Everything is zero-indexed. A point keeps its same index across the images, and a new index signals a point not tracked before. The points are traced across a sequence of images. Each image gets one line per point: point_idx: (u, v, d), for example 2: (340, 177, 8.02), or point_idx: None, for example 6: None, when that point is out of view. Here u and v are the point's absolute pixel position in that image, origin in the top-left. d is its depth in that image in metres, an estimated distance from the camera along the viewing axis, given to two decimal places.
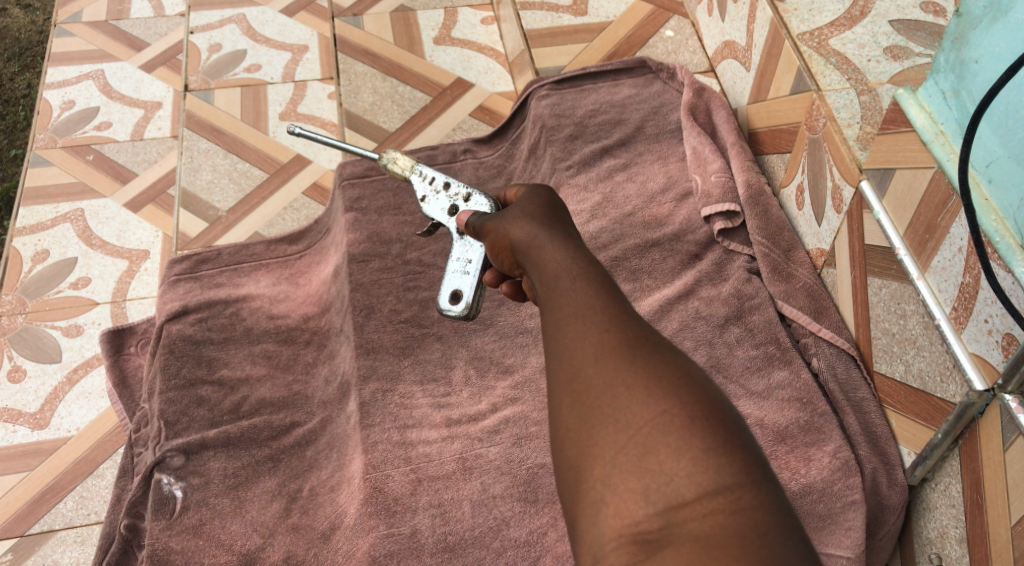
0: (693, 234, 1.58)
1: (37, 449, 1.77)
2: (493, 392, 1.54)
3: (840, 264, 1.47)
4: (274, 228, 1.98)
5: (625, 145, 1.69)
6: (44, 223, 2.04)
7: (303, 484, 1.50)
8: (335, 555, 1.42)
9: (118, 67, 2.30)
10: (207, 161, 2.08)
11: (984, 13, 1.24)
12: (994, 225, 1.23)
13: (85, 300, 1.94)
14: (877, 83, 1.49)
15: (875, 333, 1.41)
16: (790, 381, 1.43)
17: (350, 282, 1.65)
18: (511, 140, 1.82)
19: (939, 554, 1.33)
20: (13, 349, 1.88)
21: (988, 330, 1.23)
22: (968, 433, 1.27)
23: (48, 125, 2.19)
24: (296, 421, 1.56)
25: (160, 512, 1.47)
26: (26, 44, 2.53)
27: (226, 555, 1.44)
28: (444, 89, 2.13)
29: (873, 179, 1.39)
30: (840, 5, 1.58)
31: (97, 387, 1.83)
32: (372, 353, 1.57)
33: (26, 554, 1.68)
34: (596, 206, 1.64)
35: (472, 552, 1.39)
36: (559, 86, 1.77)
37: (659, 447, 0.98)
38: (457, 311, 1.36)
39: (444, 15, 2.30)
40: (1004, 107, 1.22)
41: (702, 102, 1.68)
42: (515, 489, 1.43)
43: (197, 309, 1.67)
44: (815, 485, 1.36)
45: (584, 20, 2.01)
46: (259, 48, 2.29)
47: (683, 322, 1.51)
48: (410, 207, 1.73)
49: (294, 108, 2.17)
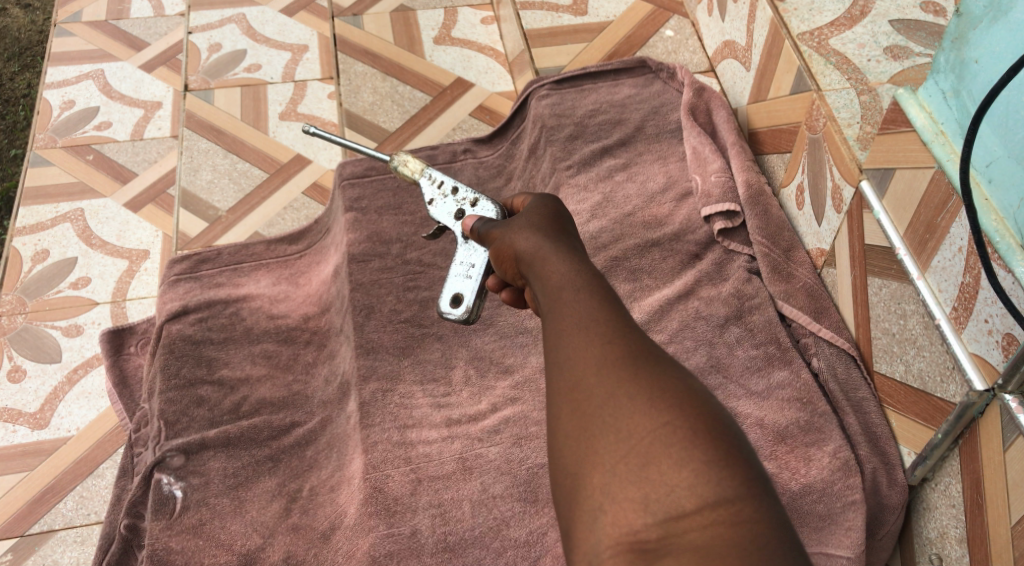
0: (693, 234, 1.58)
1: (37, 449, 1.77)
2: (493, 392, 1.54)
3: (840, 264, 1.47)
4: (274, 228, 1.98)
5: (624, 145, 1.69)
6: (44, 223, 2.04)
7: (303, 484, 1.50)
8: (335, 555, 1.42)
9: (118, 67, 2.30)
10: (207, 161, 2.08)
11: (984, 12, 1.24)
12: (995, 225, 1.23)
13: (85, 299, 1.93)
14: (877, 83, 1.50)
15: (875, 333, 1.41)
16: (790, 381, 1.43)
17: (350, 282, 1.64)
18: (511, 140, 1.81)
19: (940, 554, 1.33)
20: (13, 349, 1.88)
21: (989, 331, 1.23)
22: (968, 433, 1.28)
23: (48, 125, 2.19)
24: (296, 421, 1.56)
25: (160, 512, 1.47)
26: (26, 44, 2.53)
27: (226, 555, 1.43)
28: (444, 89, 2.13)
29: (873, 179, 1.39)
30: (840, 5, 1.59)
31: (97, 387, 1.83)
32: (372, 353, 1.57)
33: (26, 554, 1.68)
34: (596, 206, 1.64)
35: (473, 552, 1.39)
36: (559, 86, 1.78)
37: (660, 458, 0.98)
38: (456, 315, 1.36)
39: (444, 15, 2.30)
40: (1005, 107, 1.22)
41: (702, 102, 1.68)
42: (515, 489, 1.43)
43: (197, 310, 1.67)
44: (815, 485, 1.35)
45: (584, 20, 2.01)
46: (259, 48, 2.29)
47: (683, 321, 1.50)
48: (410, 207, 1.73)
49: (294, 108, 2.17)
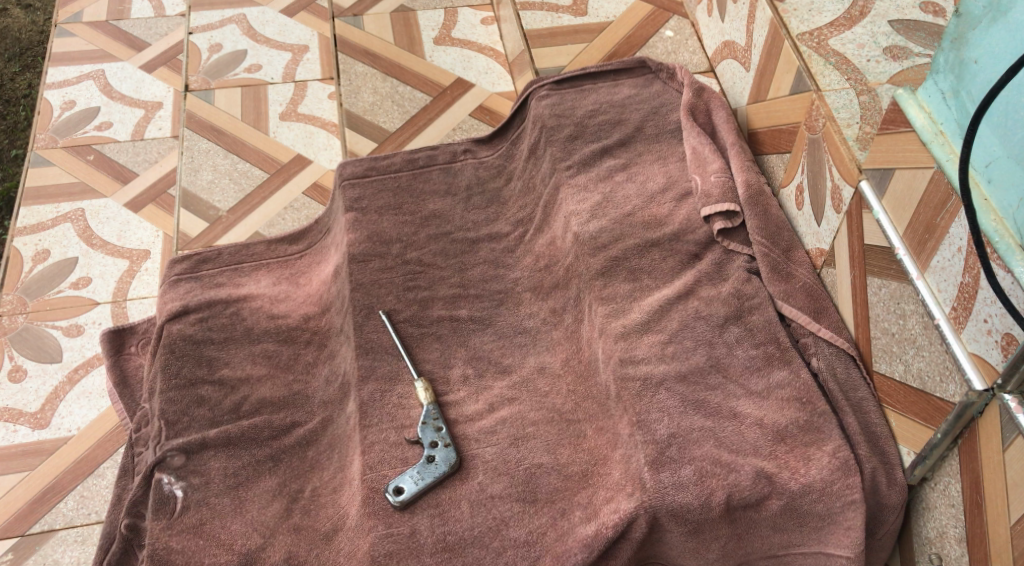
0: (693, 234, 1.57)
1: (37, 449, 1.77)
2: (491, 392, 1.55)
3: (840, 264, 1.47)
4: (274, 228, 1.98)
5: (624, 145, 1.70)
6: (44, 223, 2.05)
7: (305, 485, 1.51)
8: (336, 555, 1.42)
9: (118, 67, 2.31)
10: (207, 161, 2.07)
11: (984, 13, 1.25)
12: (994, 224, 1.23)
13: (85, 299, 1.94)
14: (877, 83, 1.50)
15: (874, 333, 1.42)
16: (790, 381, 1.43)
17: (350, 282, 1.64)
18: (511, 140, 1.81)
19: (939, 554, 1.34)
20: (13, 348, 1.88)
21: (988, 330, 1.23)
22: (968, 433, 1.28)
23: (48, 125, 2.20)
24: (296, 421, 1.56)
25: (161, 512, 1.48)
26: (26, 44, 2.54)
27: (226, 555, 1.44)
28: (444, 89, 2.13)
29: (873, 179, 1.39)
30: (840, 6, 1.60)
31: (97, 387, 1.84)
32: (371, 353, 1.57)
33: (26, 554, 1.68)
34: (596, 206, 1.63)
35: (472, 552, 1.39)
36: (559, 86, 1.78)
37: None
38: (394, 500, 1.42)
39: (444, 15, 2.30)
40: (1004, 107, 1.23)
41: (702, 103, 1.69)
42: (514, 489, 1.43)
43: (197, 309, 1.67)
44: (814, 484, 1.35)
45: (584, 20, 2.01)
46: (260, 48, 2.30)
47: (683, 321, 1.49)
48: (410, 207, 1.73)
49: (294, 108, 2.18)
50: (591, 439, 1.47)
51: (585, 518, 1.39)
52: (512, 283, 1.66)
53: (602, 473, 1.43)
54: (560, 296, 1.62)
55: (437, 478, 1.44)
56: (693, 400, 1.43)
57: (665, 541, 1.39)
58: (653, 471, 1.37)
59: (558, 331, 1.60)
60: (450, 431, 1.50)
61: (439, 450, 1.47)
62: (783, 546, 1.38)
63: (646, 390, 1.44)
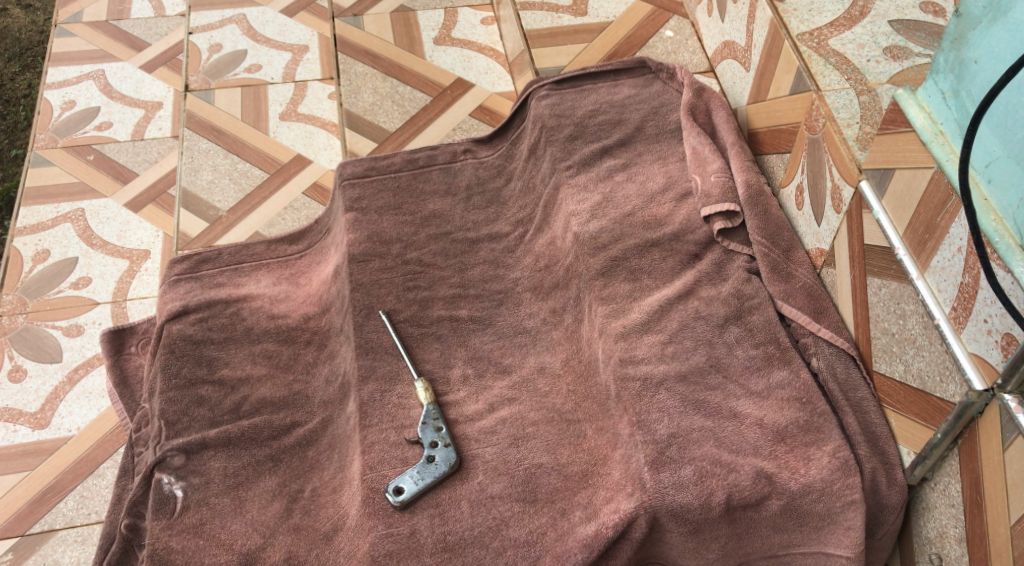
0: (693, 234, 1.57)
1: (37, 449, 1.77)
2: (490, 392, 1.55)
3: (840, 264, 1.47)
4: (274, 228, 1.98)
5: (624, 145, 1.70)
6: (44, 223, 2.05)
7: (305, 485, 1.51)
8: (336, 555, 1.42)
9: (118, 67, 2.31)
10: (207, 161, 2.07)
11: (984, 13, 1.25)
12: (994, 224, 1.23)
13: (85, 299, 1.94)
14: (877, 83, 1.50)
15: (874, 333, 1.42)
16: (790, 381, 1.43)
17: (350, 282, 1.64)
18: (511, 140, 1.81)
19: (940, 554, 1.34)
20: (13, 349, 1.88)
21: (988, 330, 1.23)
22: (968, 433, 1.28)
23: (49, 125, 2.20)
24: (296, 421, 1.56)
25: (161, 512, 1.48)
26: (26, 44, 2.54)
27: (226, 555, 1.44)
28: (444, 89, 2.13)
29: (873, 179, 1.39)
30: (840, 6, 1.60)
31: (97, 387, 1.84)
32: (371, 353, 1.57)
33: (26, 554, 1.68)
34: (596, 206, 1.63)
35: (472, 552, 1.39)
36: (559, 86, 1.78)
37: None
38: (394, 500, 1.42)
39: (444, 15, 2.30)
40: (1004, 107, 1.23)
41: (702, 103, 1.69)
42: (514, 490, 1.43)
43: (197, 309, 1.67)
44: (814, 484, 1.35)
45: (584, 20, 2.01)
46: (260, 48, 2.30)
47: (683, 321, 1.49)
48: (410, 207, 1.73)
49: (294, 108, 2.18)
50: (591, 439, 1.47)
51: (585, 518, 1.39)
52: (512, 283, 1.66)
53: (601, 473, 1.43)
54: (561, 296, 1.62)
55: (437, 478, 1.44)
56: (693, 400, 1.43)
57: (665, 541, 1.39)
58: (653, 471, 1.37)
59: (558, 331, 1.60)
60: (450, 431, 1.50)
61: (439, 450, 1.47)
62: (783, 546, 1.38)
63: (645, 390, 1.44)
